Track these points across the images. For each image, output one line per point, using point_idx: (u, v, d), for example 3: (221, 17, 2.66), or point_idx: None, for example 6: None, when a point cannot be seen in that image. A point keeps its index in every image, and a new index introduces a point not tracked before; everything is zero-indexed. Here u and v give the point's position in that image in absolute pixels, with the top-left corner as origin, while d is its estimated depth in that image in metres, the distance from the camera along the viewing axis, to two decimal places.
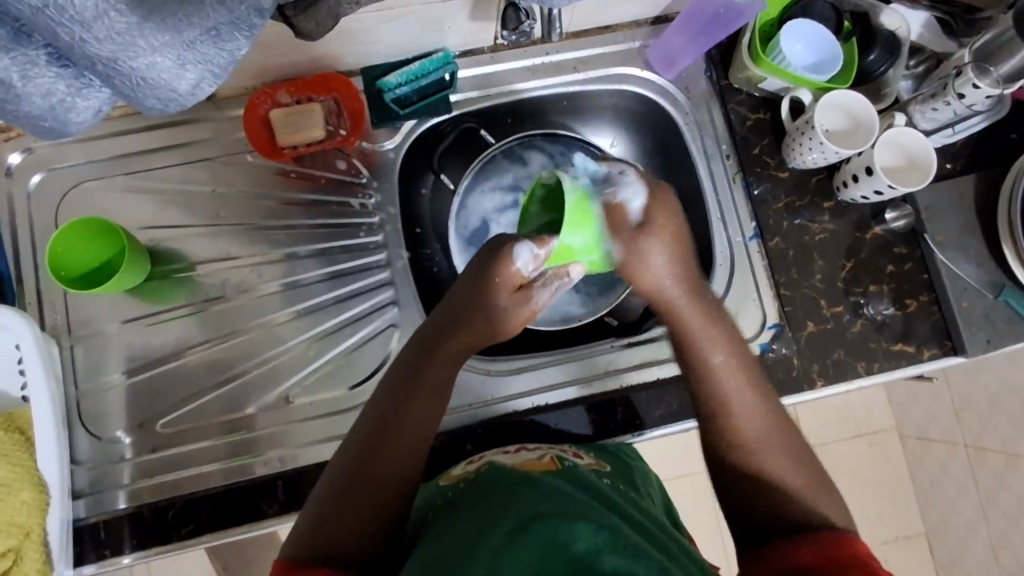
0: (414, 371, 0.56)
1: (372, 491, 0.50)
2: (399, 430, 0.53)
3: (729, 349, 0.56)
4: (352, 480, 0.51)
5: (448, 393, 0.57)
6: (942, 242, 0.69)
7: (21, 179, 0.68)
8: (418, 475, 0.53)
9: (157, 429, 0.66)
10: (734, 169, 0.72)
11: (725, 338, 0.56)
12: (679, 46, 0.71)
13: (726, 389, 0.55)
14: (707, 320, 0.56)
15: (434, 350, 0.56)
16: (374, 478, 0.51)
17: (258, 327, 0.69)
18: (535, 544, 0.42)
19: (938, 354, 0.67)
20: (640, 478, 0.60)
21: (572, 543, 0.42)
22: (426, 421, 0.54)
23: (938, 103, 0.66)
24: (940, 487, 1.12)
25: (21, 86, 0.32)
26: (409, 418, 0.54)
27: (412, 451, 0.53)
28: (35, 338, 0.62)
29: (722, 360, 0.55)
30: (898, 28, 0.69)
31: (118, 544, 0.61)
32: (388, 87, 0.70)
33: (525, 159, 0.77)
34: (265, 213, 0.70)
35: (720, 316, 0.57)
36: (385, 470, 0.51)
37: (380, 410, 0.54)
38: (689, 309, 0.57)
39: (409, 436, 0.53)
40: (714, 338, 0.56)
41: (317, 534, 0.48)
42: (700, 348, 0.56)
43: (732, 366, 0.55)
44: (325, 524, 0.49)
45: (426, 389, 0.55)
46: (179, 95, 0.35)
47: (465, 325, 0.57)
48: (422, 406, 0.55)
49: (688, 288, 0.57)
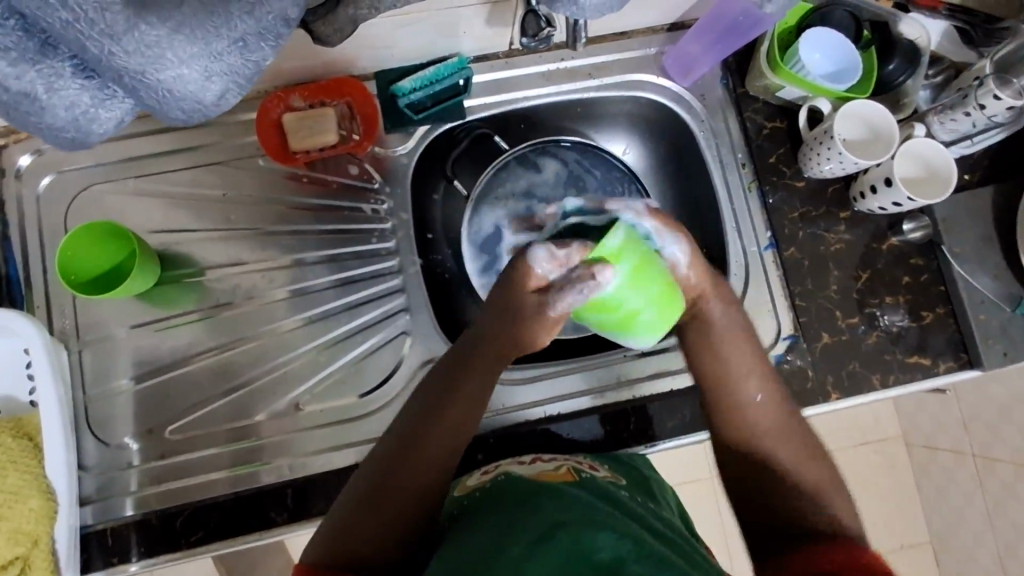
0: (445, 381, 0.55)
1: (392, 498, 0.50)
2: (423, 441, 0.52)
3: (766, 388, 0.56)
4: (372, 485, 0.51)
5: (481, 402, 0.56)
6: (959, 254, 0.68)
7: (30, 181, 0.67)
8: (439, 483, 0.52)
9: (166, 436, 0.65)
10: (749, 178, 0.72)
11: (759, 372, 0.56)
12: (696, 53, 0.70)
13: (755, 422, 0.55)
14: (745, 356, 0.56)
15: (481, 356, 0.56)
16: (393, 485, 0.51)
17: (270, 333, 0.68)
18: (557, 550, 0.42)
19: (954, 367, 0.67)
20: (657, 489, 0.59)
21: (596, 550, 0.42)
22: (452, 436, 0.53)
23: (957, 113, 0.66)
24: (947, 497, 1.11)
25: (47, 99, 0.31)
26: (442, 425, 0.53)
27: (436, 460, 0.52)
28: (44, 343, 0.61)
29: (759, 397, 0.55)
30: (917, 37, 0.68)
31: (126, 552, 0.60)
32: (402, 93, 0.69)
33: (540, 165, 0.77)
34: (274, 218, 0.70)
35: (756, 345, 0.57)
36: (406, 476, 0.51)
37: (412, 416, 0.54)
38: (724, 341, 0.56)
39: (436, 441, 0.53)
40: (739, 346, 0.56)
41: (337, 542, 0.49)
42: (718, 349, 0.56)
43: (746, 362, 0.56)
44: (345, 530, 0.49)
45: (461, 395, 0.55)
46: (205, 106, 0.33)
47: (493, 345, 0.55)
48: (455, 412, 0.54)
49: (724, 318, 0.57)
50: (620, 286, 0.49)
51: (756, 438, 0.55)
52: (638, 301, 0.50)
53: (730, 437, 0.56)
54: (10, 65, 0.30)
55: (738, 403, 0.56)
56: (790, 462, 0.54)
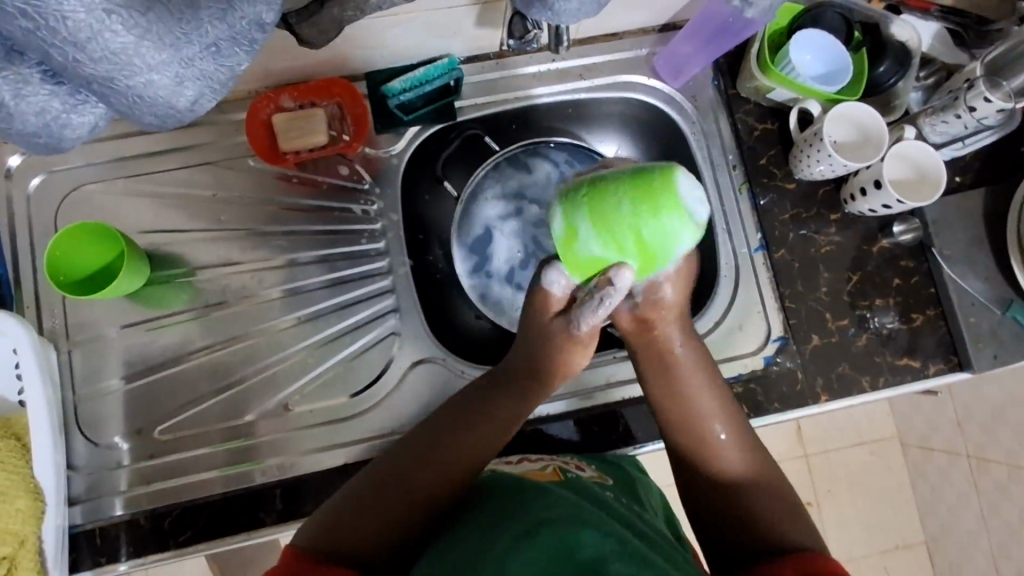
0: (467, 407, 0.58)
1: (393, 500, 0.51)
2: (437, 453, 0.54)
3: (733, 428, 0.58)
4: (374, 483, 0.52)
5: (503, 427, 0.58)
6: (949, 257, 0.68)
7: (21, 181, 0.67)
8: (443, 493, 0.52)
9: (156, 436, 0.65)
10: (740, 179, 0.72)
11: (725, 412, 0.58)
12: (687, 54, 0.69)
13: (723, 460, 0.57)
14: (713, 397, 0.59)
15: (515, 388, 0.60)
16: (396, 485, 0.52)
17: (261, 333, 0.68)
18: (542, 548, 0.42)
19: (943, 369, 0.67)
20: (643, 490, 0.59)
21: (580, 548, 0.42)
22: (468, 454, 0.55)
23: (948, 115, 0.65)
24: (942, 497, 1.08)
25: (14, 106, 0.31)
26: (459, 441, 0.55)
27: (443, 471, 0.53)
28: (31, 343, 0.61)
29: (724, 436, 0.58)
30: (909, 39, 0.67)
31: (114, 552, 0.60)
32: (392, 93, 0.68)
33: (530, 167, 0.77)
34: (266, 217, 0.70)
35: (724, 388, 0.60)
36: (410, 481, 0.52)
37: (429, 431, 0.57)
38: (692, 383, 0.59)
39: (450, 455, 0.54)
40: (702, 384, 0.59)
41: (329, 531, 0.48)
42: (686, 388, 0.59)
43: (708, 393, 0.59)
44: (339, 521, 0.49)
45: (484, 419, 0.57)
46: (178, 111, 0.34)
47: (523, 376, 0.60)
48: (473, 434, 0.56)
49: (694, 360, 0.60)
50: (603, 255, 0.51)
51: (722, 467, 0.56)
52: (636, 239, 0.47)
53: (697, 478, 0.57)
54: None
55: (702, 432, 0.58)
56: (756, 490, 0.55)
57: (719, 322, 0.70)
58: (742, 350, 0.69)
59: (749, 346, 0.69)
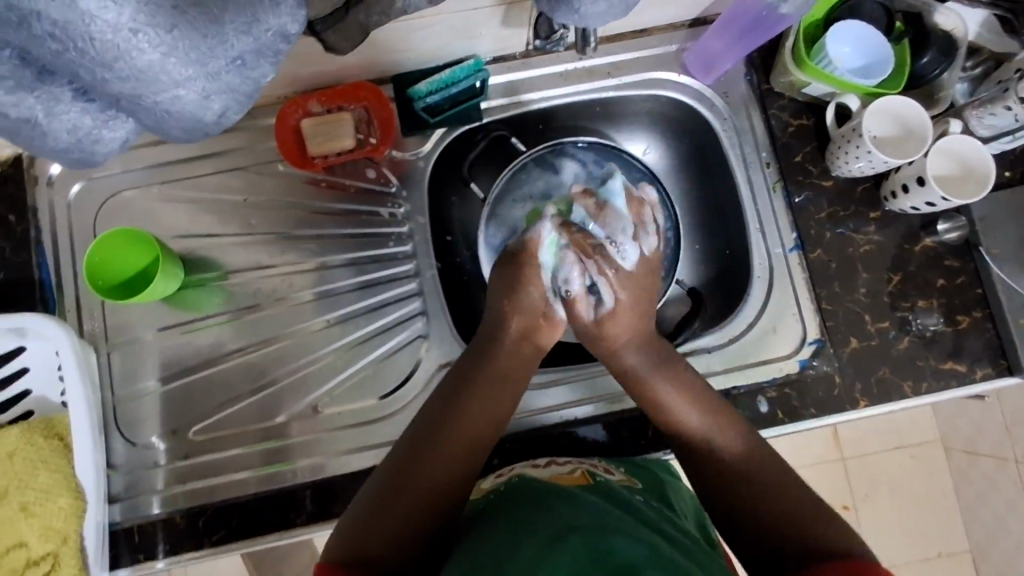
0: (458, 385, 0.59)
1: (407, 502, 0.51)
2: (436, 441, 0.55)
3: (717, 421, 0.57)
4: (391, 483, 0.52)
5: (500, 407, 0.59)
6: (998, 255, 0.65)
7: (61, 188, 0.69)
8: (453, 486, 0.53)
9: (190, 436, 0.67)
10: (774, 177, 0.69)
11: (706, 410, 0.58)
12: (718, 49, 0.67)
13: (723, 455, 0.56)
14: (686, 400, 0.59)
15: (494, 355, 0.61)
16: (411, 485, 0.52)
17: (293, 334, 0.69)
18: (573, 554, 0.42)
19: (991, 374, 0.64)
20: (676, 496, 0.58)
21: (614, 551, 0.42)
22: (467, 431, 0.56)
23: (997, 107, 0.62)
24: (989, 504, 1.04)
25: (48, 124, 0.32)
26: (453, 429, 0.56)
27: (453, 466, 0.54)
28: (72, 346, 0.63)
29: (710, 430, 0.57)
30: (954, 28, 0.65)
31: (152, 549, 0.62)
32: (418, 95, 0.68)
33: (559, 167, 0.76)
34: (297, 221, 0.70)
35: (700, 390, 0.60)
36: (423, 475, 0.52)
37: (430, 417, 0.57)
38: (662, 390, 0.59)
39: (449, 442, 0.55)
40: (669, 387, 0.59)
41: (350, 540, 0.48)
42: (659, 398, 0.59)
43: (679, 399, 0.59)
44: (361, 528, 0.49)
45: (478, 396, 0.58)
46: (207, 124, 0.35)
47: (495, 350, 0.61)
48: (469, 413, 0.57)
49: (657, 371, 0.60)
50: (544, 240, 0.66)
51: (710, 437, 0.57)
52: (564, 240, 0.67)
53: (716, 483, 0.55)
54: (8, 94, 0.30)
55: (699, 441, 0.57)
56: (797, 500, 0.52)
57: (750, 326, 0.68)
58: (776, 353, 0.66)
59: (783, 350, 0.66)
